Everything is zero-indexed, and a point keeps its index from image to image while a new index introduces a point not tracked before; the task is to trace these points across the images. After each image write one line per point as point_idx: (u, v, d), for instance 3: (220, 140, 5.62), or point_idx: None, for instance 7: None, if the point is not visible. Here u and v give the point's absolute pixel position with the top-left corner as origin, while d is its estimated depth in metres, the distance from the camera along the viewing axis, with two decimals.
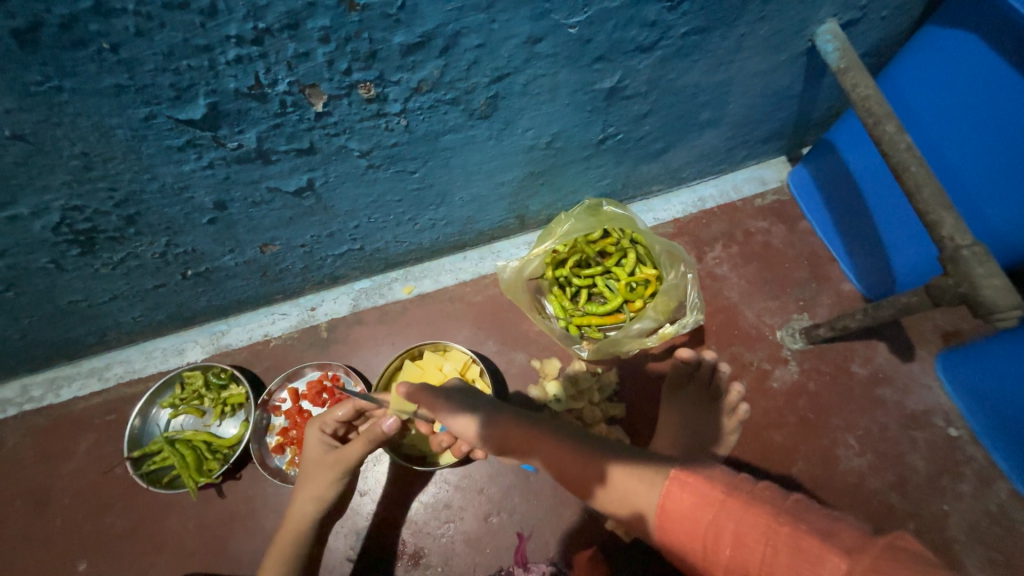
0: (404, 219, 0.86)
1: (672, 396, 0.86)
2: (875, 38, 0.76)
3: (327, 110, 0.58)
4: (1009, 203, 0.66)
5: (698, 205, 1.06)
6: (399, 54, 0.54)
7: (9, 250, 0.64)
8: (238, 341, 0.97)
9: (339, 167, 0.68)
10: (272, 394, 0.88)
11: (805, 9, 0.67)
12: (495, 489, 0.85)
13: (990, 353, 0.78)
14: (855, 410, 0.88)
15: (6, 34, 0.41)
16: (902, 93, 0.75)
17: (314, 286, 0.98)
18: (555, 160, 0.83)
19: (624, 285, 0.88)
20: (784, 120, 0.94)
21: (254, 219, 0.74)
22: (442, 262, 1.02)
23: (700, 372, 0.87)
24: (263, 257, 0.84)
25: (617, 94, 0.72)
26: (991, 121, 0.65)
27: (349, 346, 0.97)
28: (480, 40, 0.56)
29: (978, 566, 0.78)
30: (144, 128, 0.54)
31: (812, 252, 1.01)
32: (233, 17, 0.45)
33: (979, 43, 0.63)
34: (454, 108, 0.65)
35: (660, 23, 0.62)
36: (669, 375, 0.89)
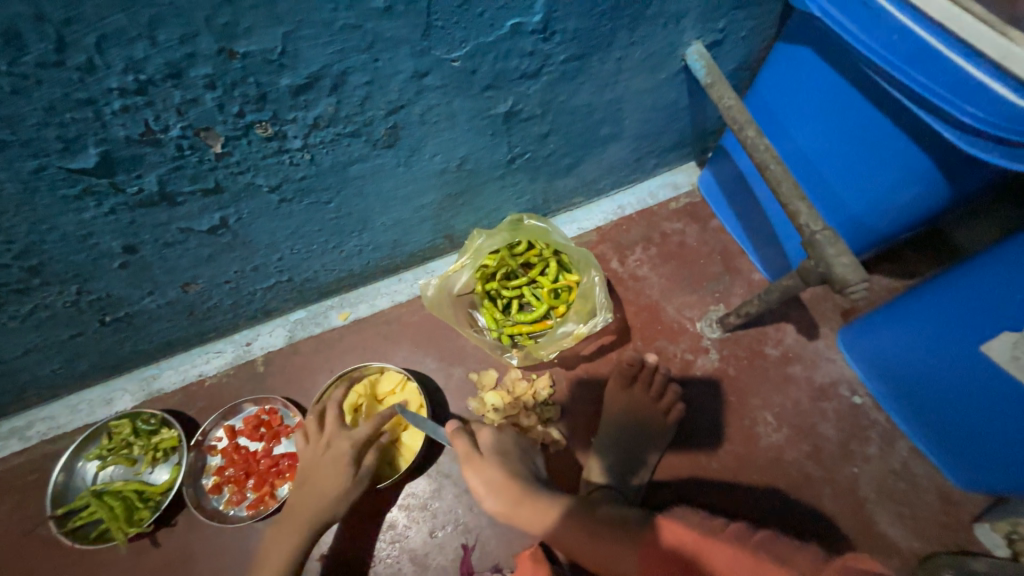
0: (328, 247, 0.88)
1: (615, 404, 0.92)
2: (742, 54, 0.85)
3: (226, 150, 0.61)
4: (859, 193, 0.76)
5: (618, 213, 1.13)
6: (289, 95, 0.58)
7: None
8: (170, 384, 0.95)
9: (250, 204, 0.71)
10: (207, 434, 0.88)
11: (670, 33, 0.75)
12: (439, 503, 0.86)
13: (874, 324, 0.88)
14: (771, 389, 0.95)
15: None
16: (767, 102, 0.85)
17: (247, 321, 0.98)
18: (469, 182, 0.88)
19: (548, 292, 0.93)
20: (682, 130, 1.02)
21: (170, 260, 0.75)
22: (377, 286, 1.04)
23: (642, 373, 0.94)
24: (185, 298, 0.84)
25: (514, 117, 0.78)
26: (832, 124, 0.74)
27: (288, 378, 0.97)
28: (367, 77, 0.60)
29: (887, 521, 0.84)
30: (35, 180, 0.55)
31: (723, 247, 1.09)
32: (111, 71, 0.48)
33: (815, 56, 0.73)
34: (356, 140, 0.69)
35: (538, 53, 0.68)
36: (614, 376, 0.95)
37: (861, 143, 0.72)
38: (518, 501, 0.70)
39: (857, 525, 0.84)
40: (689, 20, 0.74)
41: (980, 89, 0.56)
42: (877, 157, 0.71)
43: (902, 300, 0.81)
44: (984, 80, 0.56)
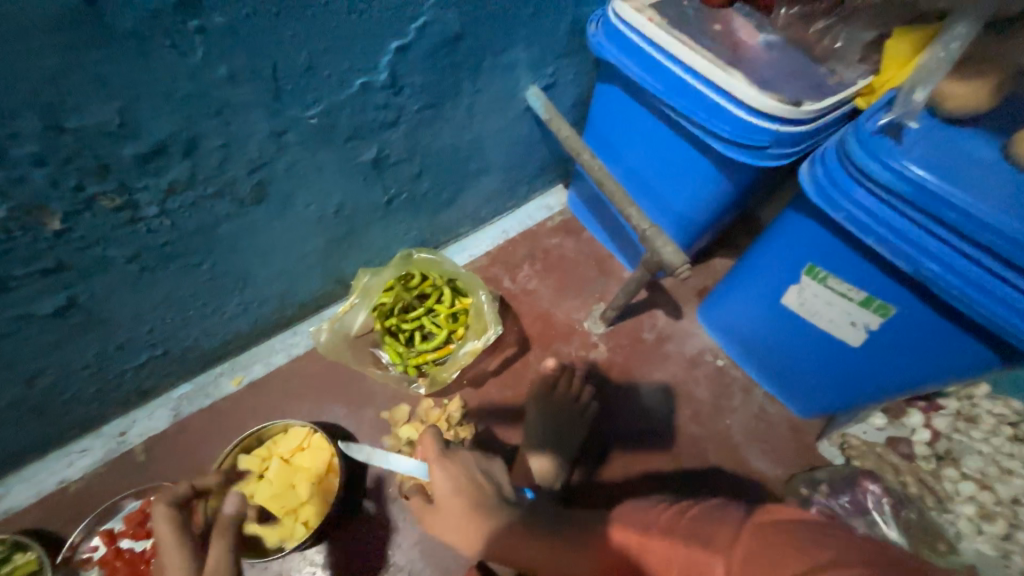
0: (207, 311, 0.84)
1: (531, 413, 0.98)
2: (574, 93, 1.02)
3: (67, 227, 0.58)
4: (678, 195, 0.94)
5: (502, 236, 1.24)
6: (136, 164, 0.58)
7: None
8: (22, 500, 0.82)
9: (104, 278, 0.67)
10: (77, 547, 0.77)
11: (508, 81, 0.88)
12: (365, 550, 0.84)
13: (719, 296, 1.06)
14: (654, 367, 1.09)
15: None
16: (598, 133, 1.03)
17: (118, 408, 0.88)
18: (351, 226, 0.92)
19: (445, 317, 0.98)
20: (543, 158, 1.17)
21: (7, 354, 0.67)
22: (271, 343, 1.01)
23: (561, 377, 1.01)
24: (31, 395, 0.74)
25: (383, 163, 0.84)
26: (646, 144, 0.93)
27: (177, 460, 0.89)
28: (222, 139, 0.63)
29: (757, 457, 1.01)
30: None
31: (597, 253, 1.24)
32: None
33: (621, 94, 0.92)
34: (221, 200, 0.69)
35: (392, 105, 0.76)
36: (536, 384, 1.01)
37: (668, 157, 0.91)
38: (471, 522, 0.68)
39: (737, 467, 0.99)
40: (521, 70, 0.88)
41: (720, 108, 0.75)
42: (681, 167, 0.90)
43: (733, 272, 0.99)
44: (721, 103, 0.74)
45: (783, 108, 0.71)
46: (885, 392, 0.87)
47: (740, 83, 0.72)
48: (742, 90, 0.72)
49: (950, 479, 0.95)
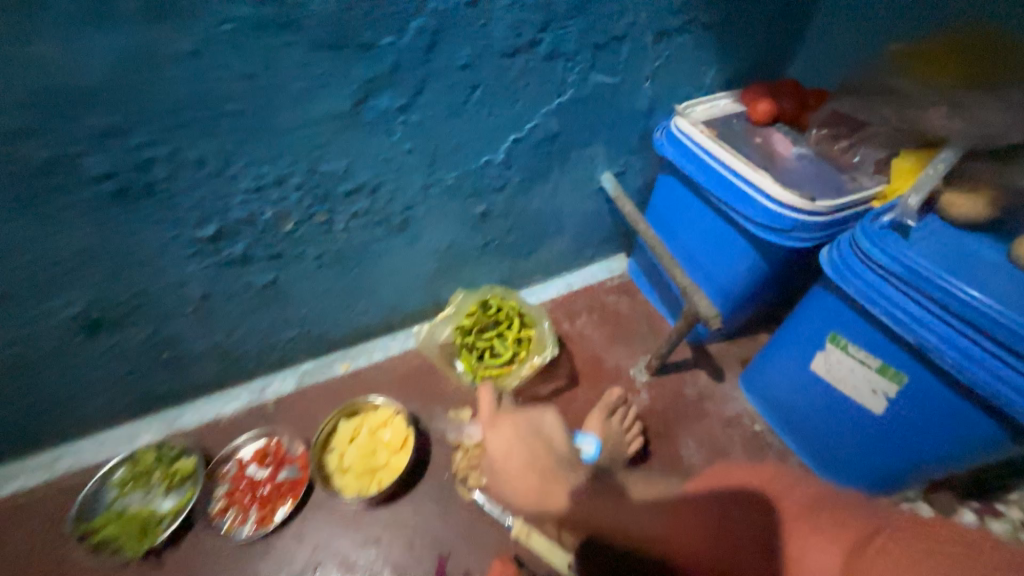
0: (344, 306, 1.15)
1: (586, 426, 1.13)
2: (640, 181, 1.28)
3: (293, 229, 0.92)
4: (721, 265, 1.12)
5: (568, 289, 1.46)
6: (343, 196, 0.91)
7: (32, 334, 0.85)
8: (190, 422, 1.11)
9: (298, 267, 1.00)
10: (219, 463, 1.02)
11: (589, 166, 1.17)
12: (418, 517, 1.00)
13: (758, 363, 1.16)
14: (690, 419, 1.19)
15: (113, 191, 0.73)
16: (658, 211, 1.26)
17: (265, 369, 1.19)
18: (454, 260, 1.21)
19: (512, 341, 1.20)
20: (610, 229, 1.42)
21: (228, 308, 1.00)
22: (376, 343, 1.29)
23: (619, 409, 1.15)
24: (226, 341, 1.07)
25: (487, 216, 1.14)
26: (696, 221, 1.14)
27: (294, 417, 1.15)
28: (393, 187, 0.95)
29: None
30: (169, 242, 0.83)
31: (649, 314, 1.41)
32: (244, 179, 0.81)
33: (677, 182, 1.16)
34: (379, 226, 1.01)
35: (502, 177, 1.07)
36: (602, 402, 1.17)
37: (712, 233, 1.10)
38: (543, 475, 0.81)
39: None
40: (599, 160, 1.17)
41: (750, 198, 0.95)
42: (723, 242, 1.09)
43: (771, 340, 1.11)
44: (751, 194, 0.95)
45: (800, 202, 0.89)
46: (914, 470, 0.90)
47: (765, 181, 0.94)
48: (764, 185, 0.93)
49: None
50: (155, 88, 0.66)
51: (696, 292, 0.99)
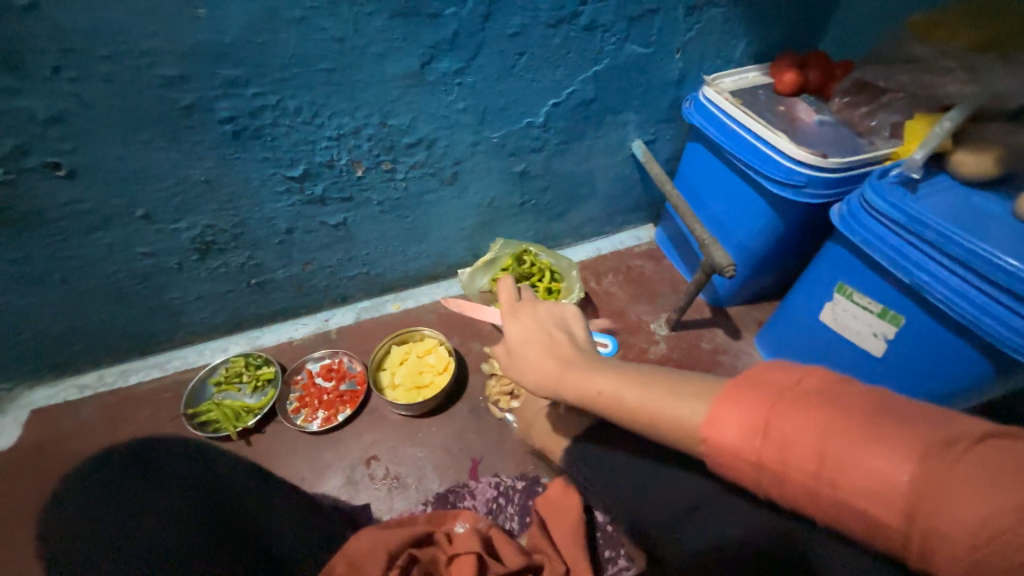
0: (398, 251, 1.32)
1: None
2: (669, 150, 1.38)
3: (363, 175, 1.09)
4: (740, 226, 1.21)
5: (596, 252, 1.58)
6: (405, 147, 1.08)
7: (161, 252, 1.07)
8: (268, 342, 1.33)
9: (364, 210, 1.17)
10: (293, 373, 1.23)
11: (620, 133, 1.28)
12: (455, 429, 1.17)
13: (773, 320, 1.25)
14: (704, 369, 1.29)
15: (232, 134, 0.93)
16: (685, 178, 1.35)
17: (329, 303, 1.39)
18: (494, 215, 1.35)
19: (543, 290, 1.33)
20: (639, 197, 1.52)
21: (306, 243, 1.19)
22: (422, 289, 1.46)
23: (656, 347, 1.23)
24: (301, 274, 1.27)
25: (526, 175, 1.28)
26: (719, 184, 1.23)
27: (352, 344, 1.34)
28: (446, 142, 1.11)
29: None
30: (268, 180, 1.03)
31: (672, 277, 1.51)
32: (329, 128, 0.98)
33: (703, 149, 1.25)
34: (433, 178, 1.17)
35: (542, 138, 1.20)
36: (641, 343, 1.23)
37: (734, 194, 1.19)
38: (568, 363, 0.67)
39: None
40: (631, 127, 1.27)
41: (768, 158, 1.04)
42: (743, 203, 1.17)
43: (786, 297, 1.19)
44: (769, 154, 1.04)
45: (811, 158, 0.98)
46: None
47: (780, 139, 1.02)
48: (779, 143, 1.02)
49: None
50: (272, 48, 0.84)
51: (714, 244, 1.09)
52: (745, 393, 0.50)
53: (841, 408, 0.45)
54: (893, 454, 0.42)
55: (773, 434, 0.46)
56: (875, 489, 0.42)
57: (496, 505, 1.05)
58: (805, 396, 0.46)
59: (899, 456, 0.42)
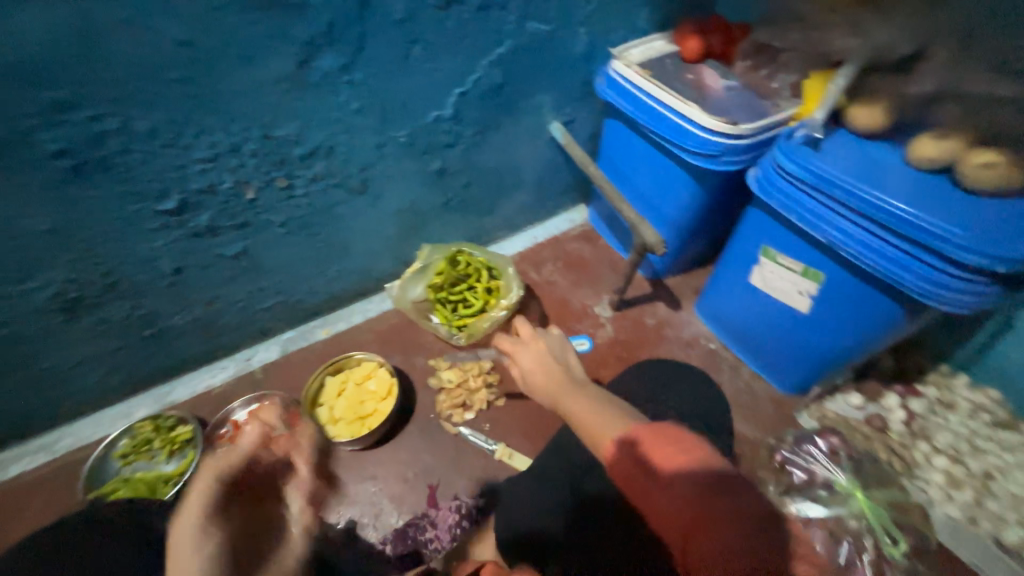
0: (316, 272, 1.20)
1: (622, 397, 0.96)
2: (589, 128, 1.34)
3: (255, 196, 0.96)
4: (669, 199, 1.19)
5: (533, 241, 1.53)
6: (299, 160, 0.95)
7: (13, 319, 0.89)
8: (181, 396, 1.18)
9: (265, 235, 1.04)
10: (215, 428, 1.08)
11: (537, 117, 1.22)
12: (409, 455, 1.10)
13: (708, 287, 1.26)
14: (651, 345, 1.29)
15: (72, 170, 0.77)
16: (608, 157, 1.32)
17: (248, 341, 1.24)
18: (418, 218, 1.26)
19: (482, 291, 1.26)
20: (567, 180, 1.48)
21: (203, 280, 1.04)
22: (353, 307, 1.35)
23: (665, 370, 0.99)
24: (206, 315, 1.11)
25: (444, 172, 1.19)
26: (642, 160, 1.20)
27: (281, 382, 1.21)
28: (347, 148, 0.99)
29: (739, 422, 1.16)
30: (135, 217, 0.87)
31: (610, 256, 1.50)
32: (200, 149, 0.84)
33: (621, 125, 1.22)
34: (340, 188, 1.05)
35: (454, 131, 1.11)
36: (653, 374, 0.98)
37: (658, 168, 1.17)
38: (565, 386, 0.72)
39: None
40: (546, 109, 1.22)
41: (682, 129, 1.02)
42: (667, 177, 1.16)
43: (719, 264, 1.21)
44: (683, 126, 1.02)
45: (724, 126, 0.97)
46: (842, 360, 1.02)
47: (693, 109, 1.01)
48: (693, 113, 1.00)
49: (921, 451, 1.06)
50: (100, 61, 0.69)
51: (643, 223, 1.07)
52: (656, 428, 0.60)
53: (698, 461, 0.56)
54: (696, 490, 0.54)
55: (648, 462, 0.57)
56: (668, 502, 0.54)
57: (461, 530, 1.00)
58: (684, 445, 0.57)
59: (697, 496, 0.53)
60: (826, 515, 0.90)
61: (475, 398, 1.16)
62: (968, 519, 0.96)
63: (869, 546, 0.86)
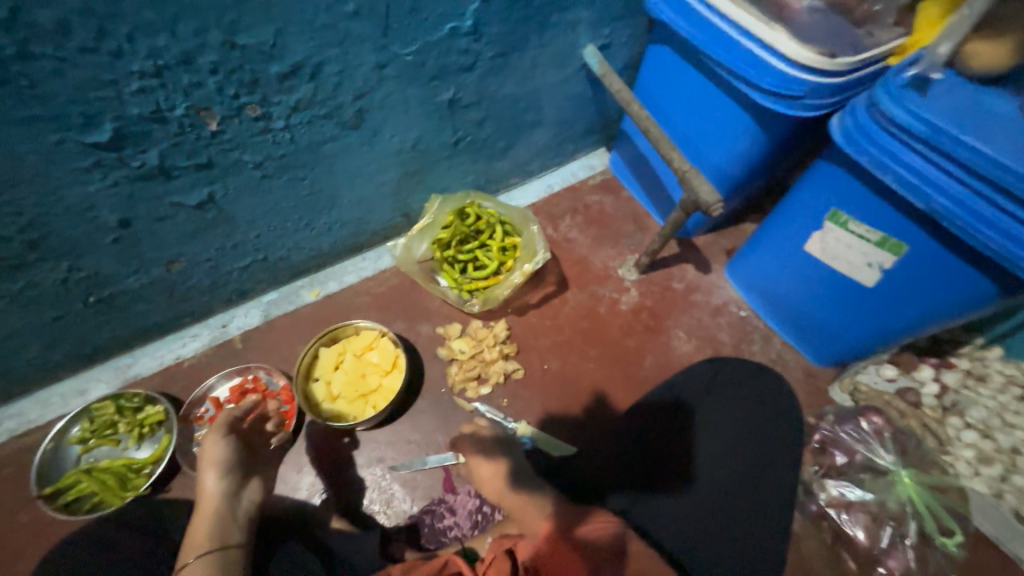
0: (301, 224, 1.00)
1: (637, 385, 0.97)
2: (626, 55, 1.12)
3: (221, 129, 0.73)
4: (720, 148, 1.02)
5: (547, 190, 1.35)
6: (276, 81, 0.72)
7: None
8: (147, 369, 1.01)
9: (236, 179, 0.82)
10: (193, 407, 0.93)
11: (570, 37, 0.99)
12: (420, 434, 0.99)
13: (746, 248, 1.14)
14: (680, 312, 1.18)
15: None
16: (648, 91, 1.11)
17: (222, 304, 1.06)
18: (422, 161, 1.05)
19: (497, 251, 1.10)
20: (591, 119, 1.27)
21: (159, 235, 0.83)
22: (344, 265, 1.16)
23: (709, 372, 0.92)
24: (167, 276, 0.92)
25: (456, 103, 0.97)
26: (692, 98, 1.01)
27: (265, 352, 1.05)
28: (339, 66, 0.76)
29: None
30: (54, 152, 0.64)
31: (634, 210, 1.33)
32: (136, 57, 0.60)
33: (672, 51, 1.01)
34: (330, 121, 0.83)
35: (471, 50, 0.88)
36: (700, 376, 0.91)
37: (711, 111, 0.99)
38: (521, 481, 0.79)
39: None
40: (582, 27, 0.99)
41: (758, 60, 0.83)
42: (721, 121, 0.98)
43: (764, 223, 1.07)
44: (761, 56, 0.83)
45: (815, 59, 0.79)
46: (896, 334, 0.94)
47: (778, 35, 0.81)
48: (778, 41, 0.80)
49: (952, 427, 1.02)
50: None
51: (696, 178, 0.91)
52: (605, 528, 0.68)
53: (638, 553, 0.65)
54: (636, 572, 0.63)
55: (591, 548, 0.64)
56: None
57: (481, 517, 0.92)
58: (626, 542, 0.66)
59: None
60: (868, 499, 0.89)
61: (491, 370, 1.06)
62: (993, 495, 0.96)
63: (913, 532, 0.87)
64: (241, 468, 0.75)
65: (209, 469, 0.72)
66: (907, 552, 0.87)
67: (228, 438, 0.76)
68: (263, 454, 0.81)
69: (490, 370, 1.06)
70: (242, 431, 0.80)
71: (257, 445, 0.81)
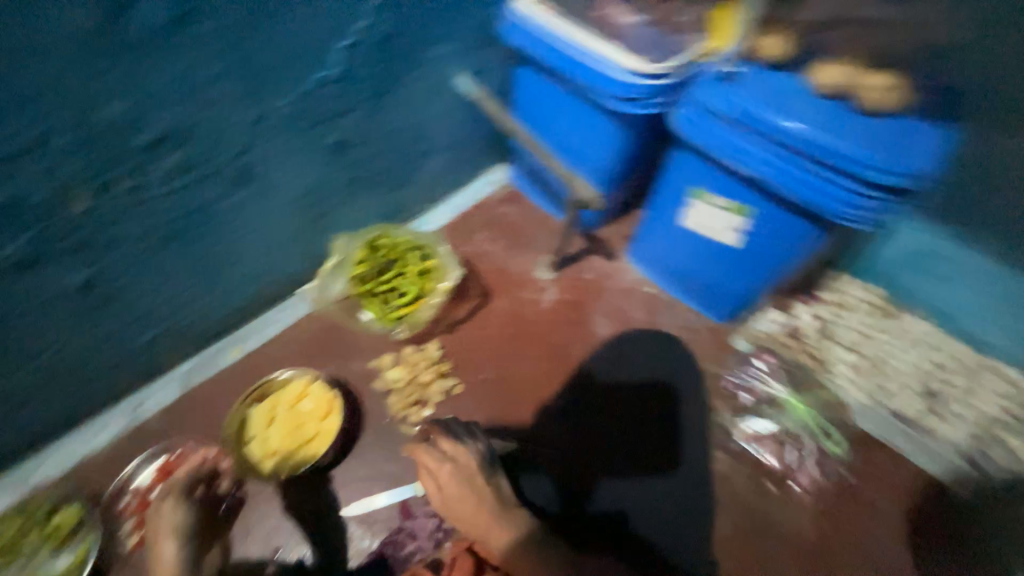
0: (204, 288, 0.98)
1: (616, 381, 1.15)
2: (500, 76, 1.22)
3: (90, 206, 0.72)
4: (596, 149, 1.13)
5: (456, 210, 1.41)
6: (143, 151, 0.72)
7: None
8: (53, 472, 0.94)
9: (119, 255, 0.80)
10: (114, 498, 0.91)
11: (441, 69, 1.07)
12: (368, 468, 1.00)
13: (641, 232, 1.26)
14: (596, 299, 1.28)
15: None
16: (524, 108, 1.22)
17: (130, 386, 1.00)
18: (322, 203, 1.07)
19: (415, 275, 1.14)
20: (484, 138, 1.35)
21: (40, 328, 0.79)
22: (262, 320, 1.14)
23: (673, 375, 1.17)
24: (58, 370, 0.86)
25: (344, 144, 1.01)
26: (562, 109, 1.13)
27: (189, 425, 1.01)
28: (211, 128, 0.77)
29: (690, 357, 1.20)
30: None
31: (540, 214, 1.42)
32: None
33: (535, 71, 1.12)
34: (213, 181, 0.84)
35: (346, 93, 0.93)
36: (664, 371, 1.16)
37: (580, 118, 1.10)
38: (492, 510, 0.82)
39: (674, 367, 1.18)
40: (450, 58, 1.07)
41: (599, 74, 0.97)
42: (591, 126, 1.10)
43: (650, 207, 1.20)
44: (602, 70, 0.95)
45: (645, 66, 0.92)
46: (770, 283, 1.09)
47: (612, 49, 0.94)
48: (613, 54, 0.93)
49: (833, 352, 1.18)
50: None
51: (575, 178, 1.02)
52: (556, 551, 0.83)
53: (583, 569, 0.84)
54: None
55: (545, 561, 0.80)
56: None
57: (442, 533, 0.94)
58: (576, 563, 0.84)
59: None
60: (773, 429, 1.08)
61: (429, 391, 1.09)
62: (873, 402, 1.11)
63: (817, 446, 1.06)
64: (198, 536, 0.81)
65: (168, 538, 0.77)
66: (811, 467, 1.04)
67: (186, 506, 0.82)
68: (212, 524, 0.87)
69: (428, 391, 1.09)
70: (196, 495, 0.86)
71: (212, 509, 0.88)
